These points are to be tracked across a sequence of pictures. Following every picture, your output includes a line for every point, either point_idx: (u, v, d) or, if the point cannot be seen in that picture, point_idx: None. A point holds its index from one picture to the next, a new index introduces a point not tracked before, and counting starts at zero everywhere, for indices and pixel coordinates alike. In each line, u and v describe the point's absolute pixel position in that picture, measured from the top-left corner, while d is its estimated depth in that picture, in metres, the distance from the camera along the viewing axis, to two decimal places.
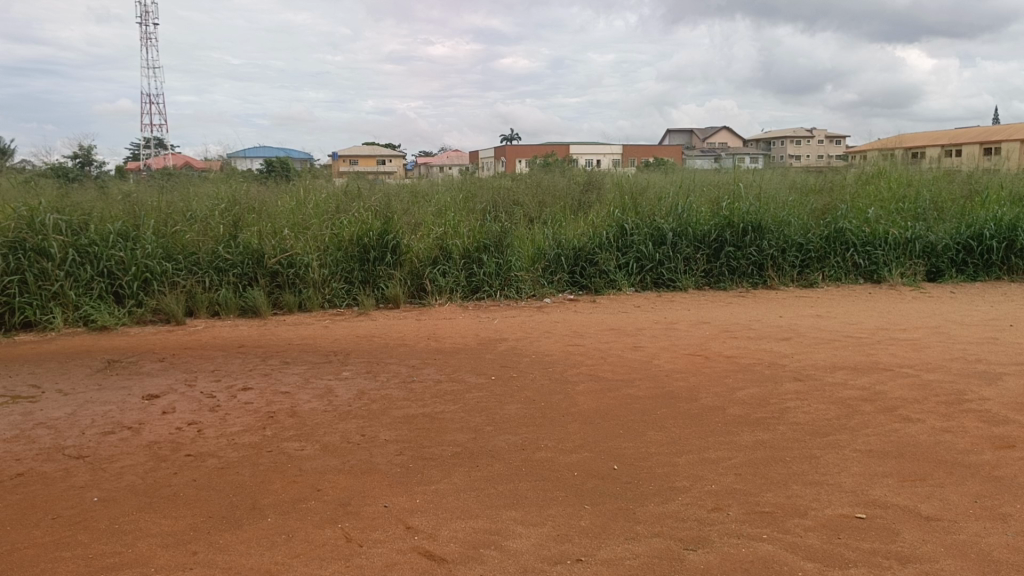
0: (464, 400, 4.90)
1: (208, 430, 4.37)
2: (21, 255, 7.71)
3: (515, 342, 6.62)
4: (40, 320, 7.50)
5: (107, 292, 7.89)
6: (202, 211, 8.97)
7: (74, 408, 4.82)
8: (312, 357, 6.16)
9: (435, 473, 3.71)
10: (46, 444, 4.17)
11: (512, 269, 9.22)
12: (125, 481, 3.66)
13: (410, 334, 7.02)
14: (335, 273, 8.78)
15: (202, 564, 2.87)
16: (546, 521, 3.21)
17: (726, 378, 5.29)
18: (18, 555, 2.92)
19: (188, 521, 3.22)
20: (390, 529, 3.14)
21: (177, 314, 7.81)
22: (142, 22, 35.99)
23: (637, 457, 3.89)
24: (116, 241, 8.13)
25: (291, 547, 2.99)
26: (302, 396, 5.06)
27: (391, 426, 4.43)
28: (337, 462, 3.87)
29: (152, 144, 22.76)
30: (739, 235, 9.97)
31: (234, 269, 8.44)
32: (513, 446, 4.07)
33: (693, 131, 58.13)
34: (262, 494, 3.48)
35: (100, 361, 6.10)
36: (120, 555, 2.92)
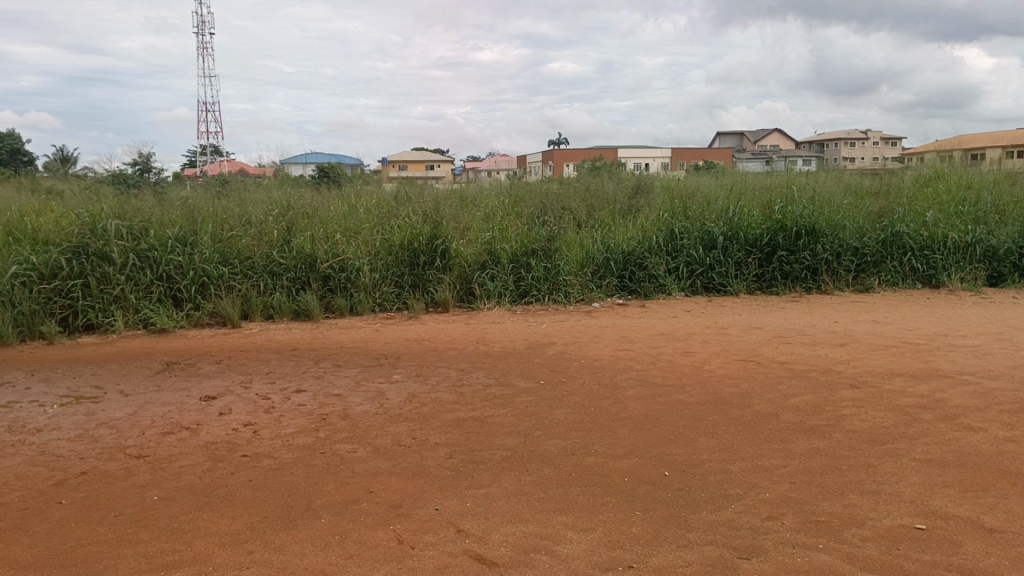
0: (513, 404, 4.91)
1: (263, 432, 4.45)
2: (84, 260, 7.93)
3: (564, 346, 6.60)
4: (102, 323, 7.74)
5: (165, 296, 8.10)
6: (257, 216, 9.15)
7: (135, 408, 4.96)
8: (364, 360, 6.24)
9: (485, 478, 3.72)
10: (108, 443, 4.29)
11: (561, 274, 9.22)
12: (184, 480, 3.74)
13: (460, 337, 7.06)
14: (386, 277, 8.88)
15: (258, 563, 2.92)
16: (597, 526, 3.19)
17: (779, 384, 5.20)
18: (83, 551, 3.01)
19: (244, 521, 3.28)
20: (441, 532, 3.16)
21: (232, 317, 7.97)
22: (199, 31, 36.88)
23: (689, 464, 3.85)
24: (174, 246, 8.33)
25: (344, 548, 3.03)
26: (353, 398, 5.12)
27: (441, 429, 4.45)
28: (388, 464, 3.91)
29: (208, 150, 23.40)
30: (792, 239, 9.82)
31: (287, 273, 8.59)
32: (563, 451, 4.06)
33: (744, 134, 57.52)
34: (316, 495, 3.53)
35: (158, 363, 6.25)
36: (179, 553, 2.99)
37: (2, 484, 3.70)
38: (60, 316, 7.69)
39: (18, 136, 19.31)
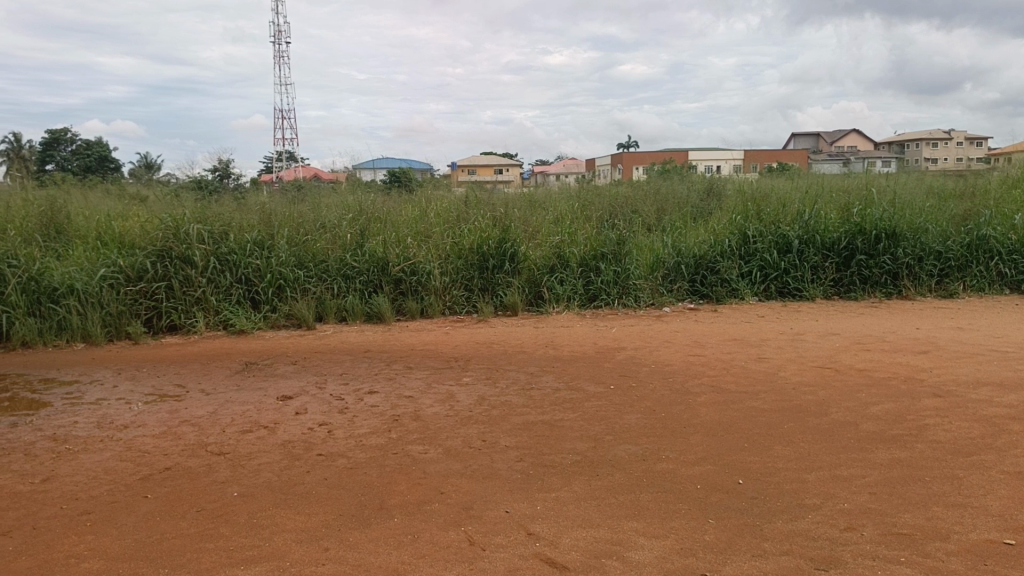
0: (583, 408, 4.90)
1: (337, 431, 4.55)
2: (168, 263, 8.22)
3: (634, 351, 6.55)
4: (185, 324, 8.03)
5: (244, 298, 8.35)
6: (331, 220, 9.35)
7: (215, 407, 5.12)
8: (434, 363, 6.30)
9: (556, 482, 3.72)
10: (190, 440, 4.44)
11: (631, 277, 9.15)
12: (262, 477, 3.85)
13: (529, 341, 7.08)
14: (456, 280, 8.96)
15: (333, 560, 2.98)
16: (669, 533, 3.16)
17: (858, 392, 5.06)
18: (168, 544, 3.12)
19: (319, 518, 3.35)
20: (512, 535, 3.17)
21: (307, 319, 8.15)
22: (276, 40, 37.87)
23: (764, 472, 3.78)
24: (253, 249, 8.58)
25: (417, 548, 3.07)
26: (425, 400, 5.19)
27: (511, 432, 4.47)
28: (459, 466, 3.95)
29: (284, 156, 24.11)
30: (871, 242, 9.55)
31: (360, 276, 8.75)
32: (633, 456, 4.03)
33: (820, 135, 56.11)
34: (388, 495, 3.59)
35: (238, 363, 6.45)
36: (258, 548, 3.07)
37: (92, 478, 3.86)
38: (145, 316, 8.00)
39: (105, 143, 20.21)
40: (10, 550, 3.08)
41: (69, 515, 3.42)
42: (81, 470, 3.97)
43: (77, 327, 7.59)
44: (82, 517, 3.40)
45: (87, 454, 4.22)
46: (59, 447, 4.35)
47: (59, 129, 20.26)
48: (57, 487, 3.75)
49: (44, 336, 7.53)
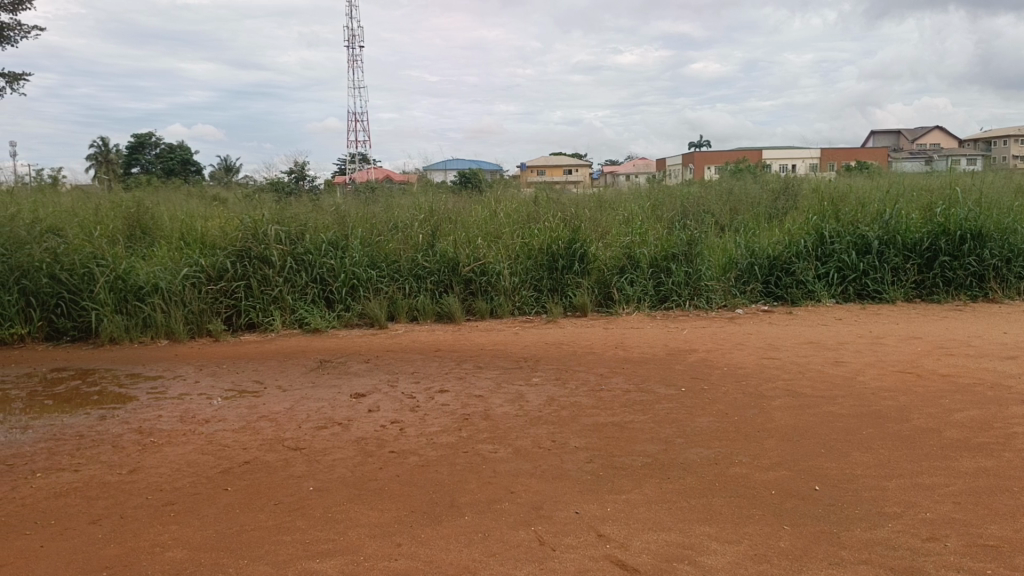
0: (653, 410, 4.85)
1: (409, 429, 4.61)
2: (247, 263, 8.48)
3: (706, 353, 6.46)
4: (263, 322, 8.25)
5: (319, 297, 8.54)
6: (404, 220, 9.49)
7: (292, 403, 5.26)
8: (503, 363, 6.33)
9: (626, 484, 3.70)
10: (268, 435, 4.57)
11: (702, 278, 9.02)
12: (337, 472, 3.93)
13: (598, 342, 7.05)
14: (525, 281, 8.98)
15: (405, 556, 3.02)
16: (742, 539, 3.11)
17: (941, 398, 4.88)
18: (248, 536, 3.22)
19: (391, 514, 3.41)
20: (582, 536, 3.17)
21: (380, 319, 8.29)
22: (349, 45, 38.68)
23: (841, 479, 3.68)
24: (328, 249, 8.78)
25: (487, 546, 3.09)
26: (494, 400, 5.22)
27: (581, 433, 4.46)
28: (529, 465, 3.96)
29: (357, 157, 24.64)
30: (955, 243, 9.22)
31: (431, 276, 8.85)
32: (706, 460, 3.98)
33: (901, 132, 54.31)
34: (459, 493, 3.62)
35: (313, 360, 6.60)
36: (334, 542, 3.14)
37: (176, 470, 4.01)
38: (225, 314, 8.24)
39: (186, 147, 21.02)
40: (99, 538, 3.22)
41: (155, 505, 3.56)
42: (166, 462, 4.13)
43: (161, 324, 7.85)
44: (166, 507, 3.53)
45: (171, 447, 4.38)
46: (145, 440, 4.52)
47: (144, 134, 21.13)
48: (143, 478, 3.90)
49: (131, 332, 7.81)
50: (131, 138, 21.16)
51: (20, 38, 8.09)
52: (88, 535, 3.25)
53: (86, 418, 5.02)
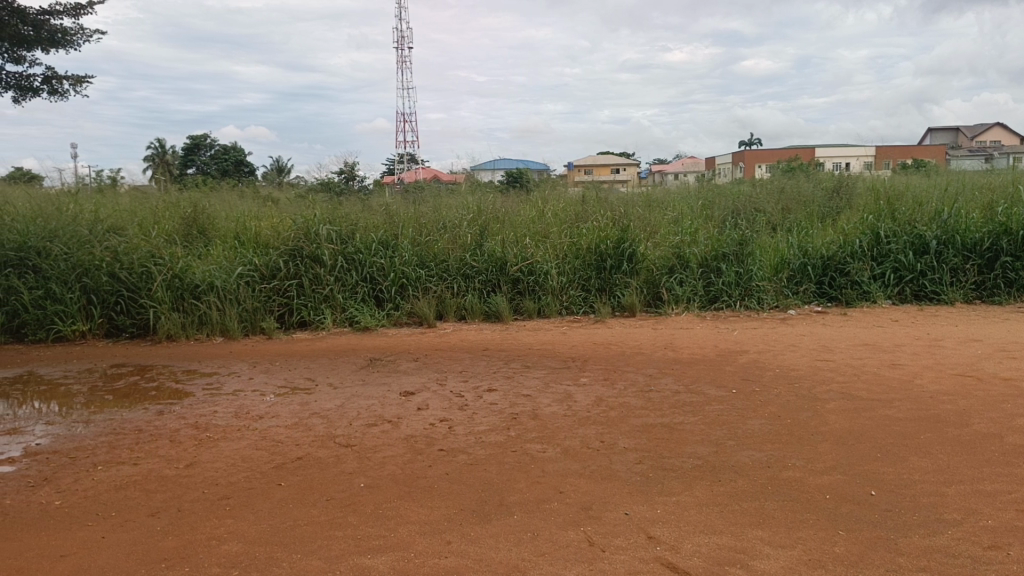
0: (704, 412, 4.80)
1: (458, 428, 4.63)
2: (299, 262, 8.61)
3: (757, 355, 6.37)
4: (314, 320, 8.37)
5: (369, 296, 8.64)
6: (452, 220, 9.55)
7: (343, 400, 5.33)
8: (552, 363, 6.33)
9: (676, 486, 3.67)
10: (320, 432, 4.64)
11: (753, 279, 8.89)
12: (387, 470, 3.97)
13: (647, 343, 6.99)
14: (573, 281, 8.96)
15: (455, 553, 3.04)
16: (796, 543, 3.06)
17: (1004, 403, 4.74)
18: (300, 531, 3.27)
19: (441, 512, 3.43)
20: (632, 538, 3.15)
21: (428, 317, 8.35)
22: (399, 47, 39.12)
23: (899, 484, 3.60)
24: (378, 249, 8.87)
25: (536, 546, 3.10)
26: (543, 400, 5.22)
27: (630, 435, 4.44)
28: (578, 466, 3.95)
29: (405, 158, 24.90)
30: (1018, 243, 8.95)
31: (479, 276, 8.88)
32: (758, 463, 3.93)
33: (960, 130, 52.85)
34: (508, 493, 3.63)
35: (363, 358, 6.68)
36: (385, 538, 3.18)
37: (232, 465, 4.09)
38: (278, 313, 8.39)
39: (240, 148, 21.48)
40: (158, 530, 3.30)
41: (211, 499, 3.64)
42: (221, 457, 4.22)
43: (216, 322, 8.02)
44: (222, 502, 3.60)
45: (227, 442, 4.48)
46: (201, 435, 4.62)
47: (201, 136, 21.64)
48: (200, 472, 3.99)
49: (187, 330, 7.99)
50: (188, 140, 21.69)
51: (82, 40, 8.34)
52: (148, 527, 3.33)
53: (145, 412, 5.16)
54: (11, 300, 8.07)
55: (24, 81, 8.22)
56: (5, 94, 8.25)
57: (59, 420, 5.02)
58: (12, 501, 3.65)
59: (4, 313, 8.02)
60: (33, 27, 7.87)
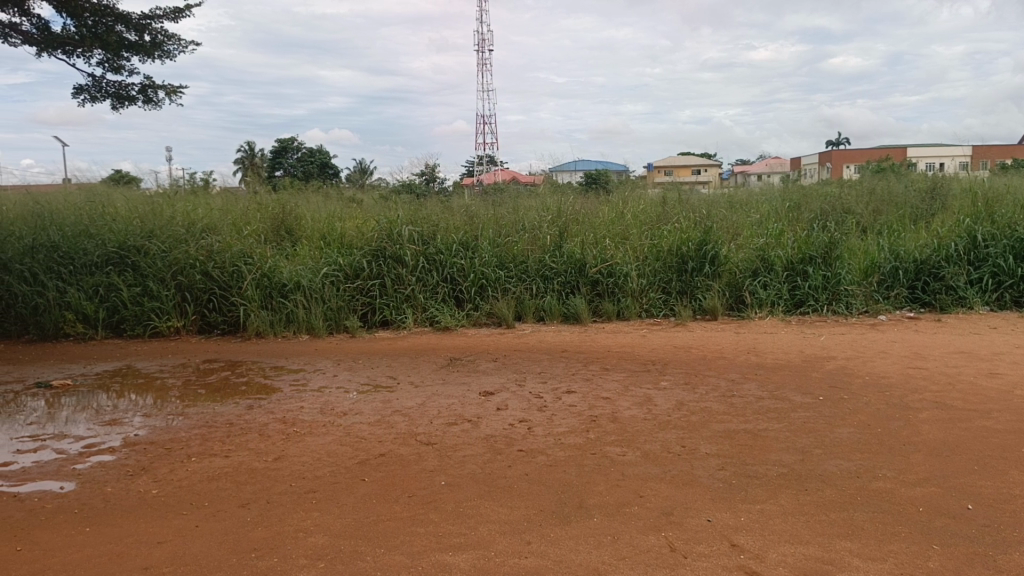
0: (789, 419, 4.69)
1: (537, 429, 4.64)
2: (382, 262, 8.79)
3: (845, 361, 6.18)
4: (396, 320, 8.52)
5: (449, 296, 8.75)
6: (532, 221, 9.59)
7: (423, 399, 5.41)
8: (631, 365, 6.28)
9: (760, 493, 3.59)
10: (401, 429, 4.71)
11: (841, 283, 8.63)
12: (468, 468, 4.01)
13: (729, 347, 6.87)
14: (653, 283, 8.86)
15: (535, 554, 3.05)
16: (887, 556, 2.97)
17: None
18: (383, 525, 3.33)
19: (520, 512, 3.44)
20: (714, 545, 3.10)
21: (507, 319, 8.39)
22: (479, 51, 39.53)
23: (997, 499, 3.44)
24: (458, 249, 8.97)
25: (617, 549, 3.08)
26: (622, 403, 5.18)
27: (712, 440, 4.37)
28: (658, 470, 3.91)
29: (485, 160, 25.13)
30: None
31: (558, 277, 8.88)
32: (846, 472, 3.81)
33: None
34: (588, 495, 3.62)
35: (443, 358, 6.76)
36: (465, 536, 3.21)
37: (317, 459, 4.20)
38: (361, 312, 8.59)
39: (325, 150, 22.09)
40: (248, 521, 3.41)
41: (298, 492, 3.74)
42: (308, 451, 4.33)
43: (302, 320, 8.23)
44: (309, 495, 3.70)
45: (312, 437, 4.60)
46: (289, 429, 4.76)
47: (287, 139, 22.26)
48: (287, 466, 4.11)
49: (274, 327, 8.22)
50: (276, 143, 22.40)
51: (178, 50, 8.69)
52: (238, 517, 3.45)
53: (235, 406, 5.34)
54: (111, 296, 8.43)
55: (123, 89, 8.61)
56: (104, 102, 8.66)
57: (156, 413, 5.24)
58: (113, 488, 3.83)
59: (104, 308, 8.38)
60: (136, 31, 8.25)
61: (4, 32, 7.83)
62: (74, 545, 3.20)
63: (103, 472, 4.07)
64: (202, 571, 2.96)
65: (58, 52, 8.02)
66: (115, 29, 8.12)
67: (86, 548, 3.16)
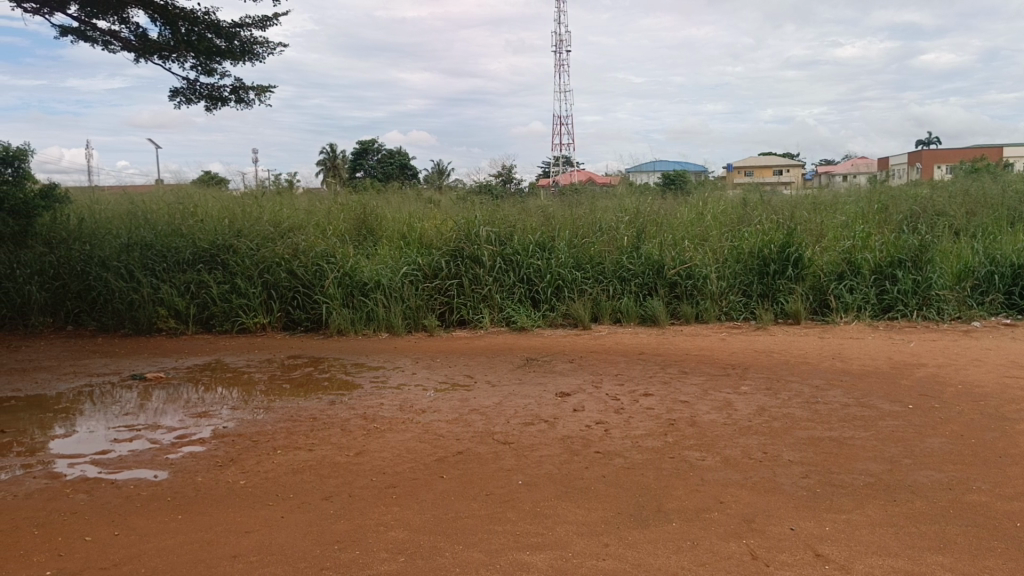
0: (876, 428, 4.54)
1: (614, 431, 4.61)
2: (460, 263, 8.88)
3: (936, 368, 5.95)
4: (473, 319, 8.59)
5: (526, 297, 8.76)
6: (610, 222, 9.54)
7: (500, 398, 5.44)
8: (710, 369, 6.18)
9: (846, 503, 3.49)
10: (479, 428, 4.75)
11: (933, 287, 8.32)
12: (544, 468, 4.02)
13: (813, 352, 6.70)
14: (733, 286, 8.69)
15: (613, 556, 3.03)
16: (981, 572, 2.84)
17: None
18: (462, 522, 3.36)
19: (598, 514, 3.43)
20: (798, 554, 3.02)
21: (584, 320, 8.36)
22: (557, 52, 39.64)
23: None
24: (535, 250, 8.99)
25: (696, 555, 3.04)
26: (701, 406, 5.11)
27: (795, 447, 4.26)
28: (739, 476, 3.84)
29: (561, 160, 25.29)
30: None
31: (636, 278, 8.81)
32: (938, 484, 3.67)
33: None
34: (667, 499, 3.58)
35: (519, 358, 6.79)
36: (543, 536, 3.22)
37: (397, 455, 4.27)
38: (439, 311, 8.69)
39: (403, 151, 22.55)
40: (331, 513, 3.49)
41: (378, 487, 3.81)
42: (387, 447, 4.41)
43: (382, 318, 8.37)
44: (389, 490, 3.77)
45: (392, 433, 4.68)
46: (369, 425, 4.85)
47: (368, 141, 22.79)
48: (368, 461, 4.19)
49: (355, 325, 8.38)
50: (357, 145, 22.94)
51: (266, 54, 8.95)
52: (321, 510, 3.54)
53: (318, 401, 5.48)
54: (201, 293, 8.71)
55: (215, 92, 8.92)
56: (197, 104, 9.00)
57: (243, 406, 5.41)
58: (203, 478, 3.98)
59: (195, 304, 8.66)
60: (226, 38, 8.52)
61: (104, 40, 8.23)
62: (168, 531, 3.33)
63: (194, 462, 4.22)
64: (288, 561, 3.04)
65: (155, 57, 8.38)
66: (206, 36, 8.41)
67: (179, 535, 3.29)
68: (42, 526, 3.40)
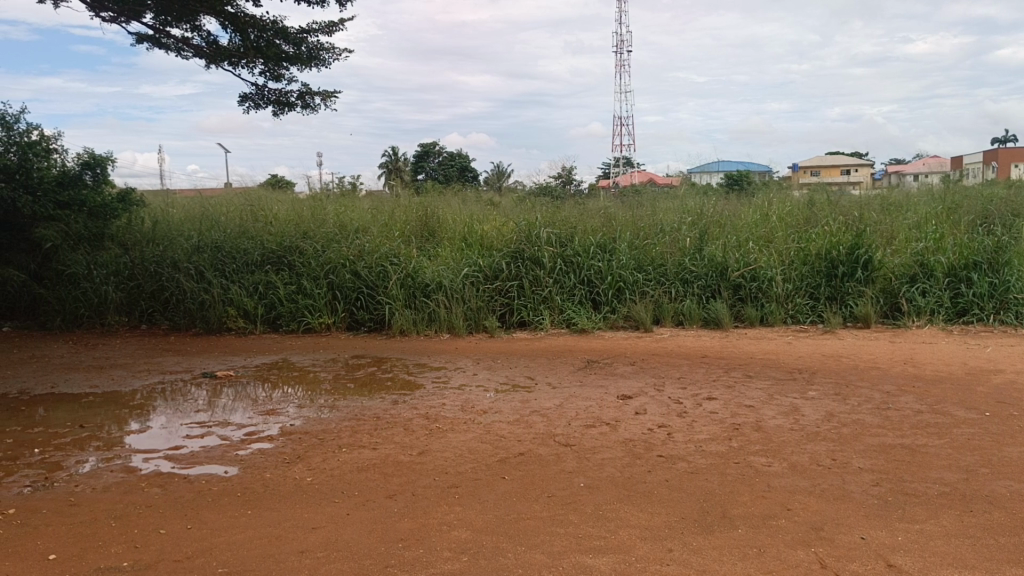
0: (951, 435, 4.40)
1: (677, 435, 4.56)
2: (520, 264, 8.91)
3: (1015, 375, 5.72)
4: (534, 321, 8.57)
5: (586, 298, 8.72)
6: (671, 224, 9.45)
7: (562, 400, 5.43)
8: (776, 373, 6.07)
9: (919, 513, 3.38)
10: (540, 430, 4.75)
11: (1010, 291, 8.01)
12: (607, 471, 4.00)
13: (883, 357, 6.52)
14: (800, 288, 8.52)
15: (677, 562, 3.00)
16: None
17: None
18: (524, 524, 3.37)
19: (661, 519, 3.40)
20: (869, 564, 2.95)
21: (645, 322, 8.28)
22: (618, 52, 39.47)
23: None
24: (596, 252, 8.96)
25: (763, 562, 2.98)
26: (766, 411, 5.02)
27: (865, 454, 4.15)
28: (807, 483, 3.76)
29: (621, 160, 25.25)
30: None
31: (698, 280, 8.69)
32: (1017, 495, 3.53)
33: None
34: (732, 505, 3.52)
35: (580, 360, 6.78)
36: (606, 539, 3.20)
37: (460, 455, 4.30)
38: (500, 312, 8.70)
39: (463, 153, 22.79)
40: (395, 512, 3.53)
41: (441, 486, 3.84)
42: (450, 447, 4.44)
43: (444, 319, 8.44)
44: (451, 490, 3.79)
45: (454, 433, 4.71)
46: (431, 425, 4.90)
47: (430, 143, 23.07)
48: (430, 461, 4.22)
49: (417, 325, 8.47)
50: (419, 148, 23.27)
51: (331, 58, 9.12)
52: (385, 508, 3.58)
53: (382, 401, 5.56)
54: (268, 294, 8.90)
55: (282, 97, 9.12)
56: (265, 109, 9.21)
57: (309, 404, 5.52)
58: (271, 475, 4.06)
59: (263, 304, 8.84)
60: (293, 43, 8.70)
61: (177, 47, 8.48)
62: (239, 526, 3.42)
63: (262, 459, 4.32)
64: (354, 557, 3.09)
65: (225, 64, 8.60)
66: (274, 42, 8.60)
67: (249, 530, 3.37)
68: (119, 518, 3.52)
